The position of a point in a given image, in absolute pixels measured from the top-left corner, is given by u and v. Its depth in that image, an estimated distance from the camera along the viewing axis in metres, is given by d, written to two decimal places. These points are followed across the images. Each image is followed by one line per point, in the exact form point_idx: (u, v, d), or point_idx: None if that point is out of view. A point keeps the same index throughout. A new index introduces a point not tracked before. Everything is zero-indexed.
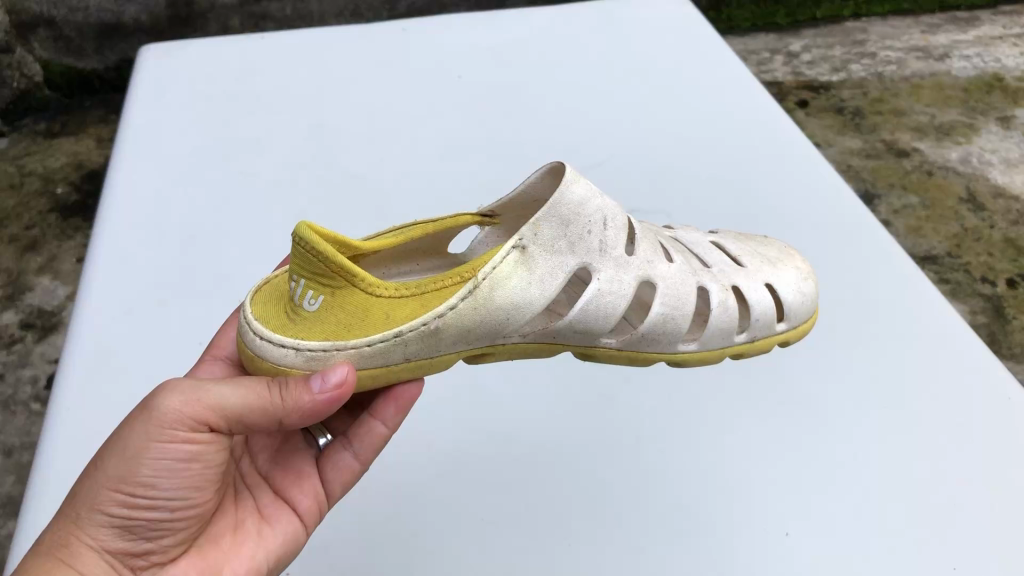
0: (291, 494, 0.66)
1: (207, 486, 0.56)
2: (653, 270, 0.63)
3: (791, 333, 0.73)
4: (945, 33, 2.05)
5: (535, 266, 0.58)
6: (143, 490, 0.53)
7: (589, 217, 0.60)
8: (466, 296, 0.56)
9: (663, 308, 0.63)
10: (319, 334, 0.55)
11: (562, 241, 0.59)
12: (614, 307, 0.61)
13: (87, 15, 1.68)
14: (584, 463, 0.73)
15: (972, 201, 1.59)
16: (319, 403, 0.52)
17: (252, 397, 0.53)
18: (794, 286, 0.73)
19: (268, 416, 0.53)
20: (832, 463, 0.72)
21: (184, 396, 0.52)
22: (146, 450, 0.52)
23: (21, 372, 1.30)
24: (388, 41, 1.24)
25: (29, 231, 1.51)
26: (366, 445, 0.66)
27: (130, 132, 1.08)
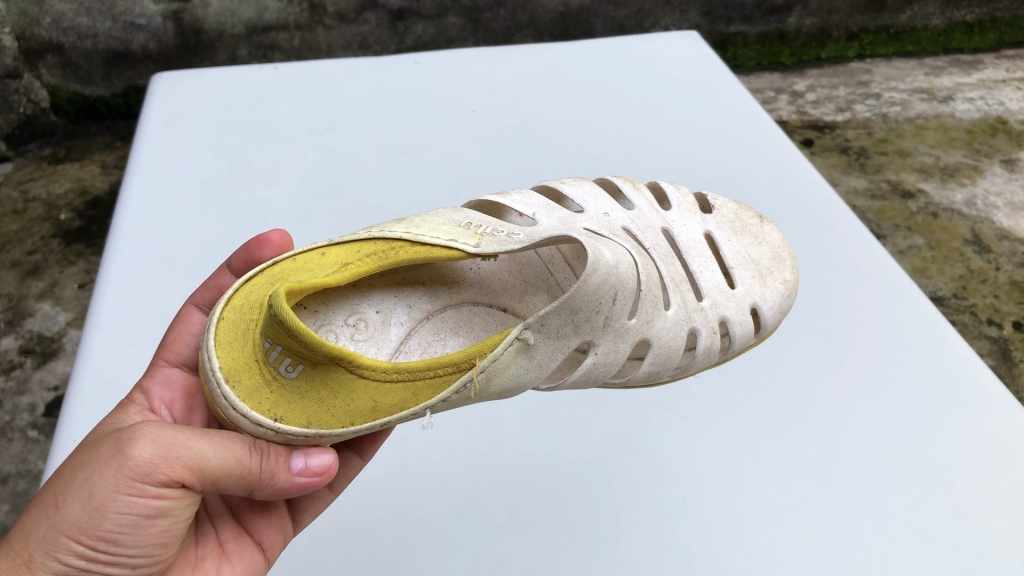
0: (255, 527, 0.65)
1: (172, 540, 0.55)
2: (649, 329, 0.67)
3: (757, 342, 0.79)
4: (949, 76, 2.05)
5: (536, 353, 0.59)
6: (104, 544, 0.51)
7: (600, 300, 0.59)
8: (461, 389, 0.56)
9: (651, 367, 0.69)
10: (299, 412, 0.54)
11: (567, 327, 0.59)
12: (601, 372, 0.65)
13: (95, 42, 1.68)
14: (601, 508, 0.72)
15: (978, 243, 1.59)
16: (294, 484, 0.55)
17: (230, 461, 0.52)
18: (776, 305, 0.76)
19: (242, 481, 0.53)
20: (853, 511, 0.71)
21: (161, 451, 0.51)
22: (114, 504, 0.50)
23: (20, 399, 1.28)
24: (400, 73, 1.24)
25: (31, 256, 1.50)
26: (342, 478, 0.70)
27: (139, 161, 1.07)
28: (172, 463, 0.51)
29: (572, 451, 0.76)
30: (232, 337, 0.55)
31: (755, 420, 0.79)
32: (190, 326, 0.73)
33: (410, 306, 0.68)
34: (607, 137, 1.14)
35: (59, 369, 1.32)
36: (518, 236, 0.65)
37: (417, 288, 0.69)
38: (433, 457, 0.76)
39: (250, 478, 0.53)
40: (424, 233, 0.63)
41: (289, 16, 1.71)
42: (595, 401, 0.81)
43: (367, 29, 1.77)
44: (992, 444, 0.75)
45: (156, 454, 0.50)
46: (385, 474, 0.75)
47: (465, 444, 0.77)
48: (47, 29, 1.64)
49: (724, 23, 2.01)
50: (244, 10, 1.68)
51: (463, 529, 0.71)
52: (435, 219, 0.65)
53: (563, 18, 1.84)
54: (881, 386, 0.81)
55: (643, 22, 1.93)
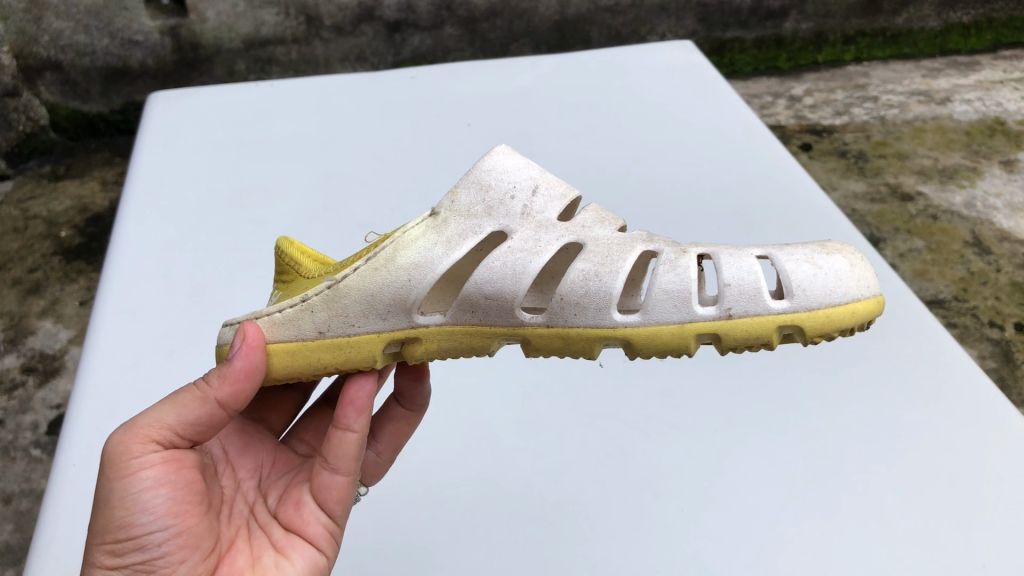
0: (298, 522, 0.62)
1: (195, 508, 0.56)
2: (588, 234, 0.53)
3: (853, 314, 0.50)
4: (947, 77, 2.05)
5: (445, 229, 0.54)
6: (127, 530, 0.53)
7: (512, 184, 0.54)
8: (369, 258, 0.54)
9: (586, 266, 0.52)
10: None
11: (479, 207, 0.54)
12: (522, 266, 0.52)
13: (93, 59, 1.68)
14: (601, 524, 0.72)
15: (978, 245, 1.59)
16: (239, 367, 0.54)
17: (180, 397, 0.56)
18: (834, 271, 0.50)
19: (202, 405, 0.55)
20: (854, 523, 0.71)
21: (122, 429, 0.55)
22: (114, 489, 0.53)
23: (22, 418, 1.28)
24: (397, 87, 1.24)
25: (32, 274, 1.51)
26: (341, 459, 0.60)
27: (137, 179, 1.08)
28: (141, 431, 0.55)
29: (573, 465, 0.76)
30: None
31: (754, 432, 0.78)
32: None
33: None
34: (605, 149, 1.14)
35: (61, 387, 1.32)
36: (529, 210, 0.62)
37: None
38: (435, 474, 0.76)
39: (206, 392, 0.55)
40: None
41: (287, 30, 1.72)
42: (595, 415, 0.81)
43: (363, 42, 1.77)
44: (991, 456, 0.75)
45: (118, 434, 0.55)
46: (388, 492, 0.75)
47: (465, 461, 0.77)
48: (45, 47, 1.65)
49: (721, 28, 2.01)
50: (241, 25, 1.69)
51: (465, 547, 0.70)
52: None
53: (560, 27, 1.85)
54: (879, 396, 0.81)
55: (640, 29, 1.93)
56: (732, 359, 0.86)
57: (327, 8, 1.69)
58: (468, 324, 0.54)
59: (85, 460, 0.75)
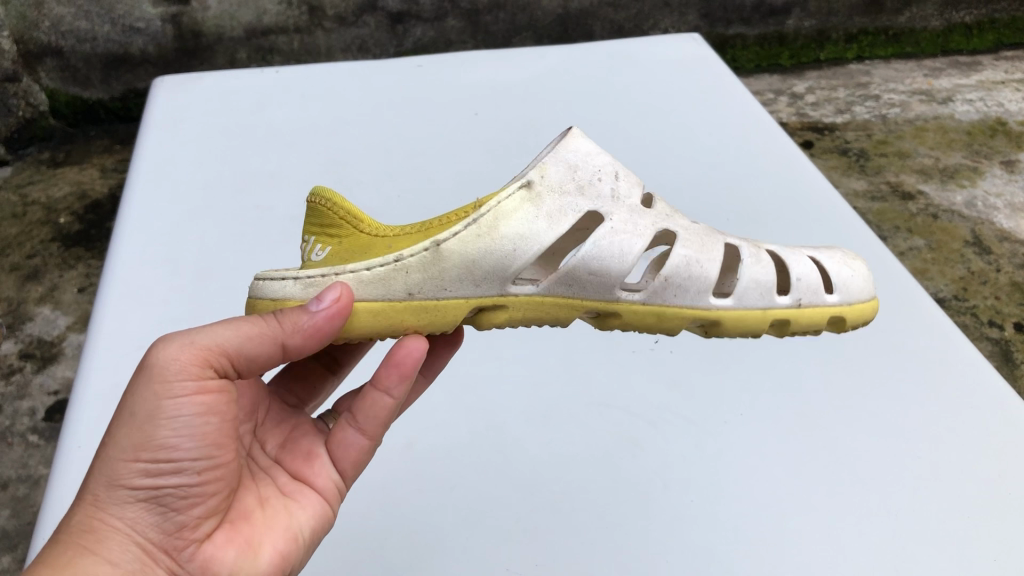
0: (308, 475, 0.62)
1: (227, 440, 0.53)
2: (671, 220, 0.58)
3: (848, 310, 0.63)
4: (948, 77, 2.05)
5: (543, 203, 0.54)
6: (164, 453, 0.50)
7: (596, 166, 0.56)
8: (468, 224, 0.53)
9: (685, 247, 0.57)
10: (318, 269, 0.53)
11: (571, 183, 0.55)
12: (629, 246, 0.55)
13: (94, 45, 1.67)
14: (610, 514, 0.72)
15: (978, 244, 1.59)
16: (319, 321, 0.49)
17: (244, 322, 0.52)
18: (839, 257, 0.65)
19: (269, 341, 0.51)
20: (861, 514, 0.71)
21: (180, 343, 0.50)
22: (157, 410, 0.50)
23: (20, 403, 1.27)
24: (403, 75, 1.24)
25: (30, 260, 1.50)
26: (371, 420, 0.62)
27: (141, 165, 1.07)
28: (197, 355, 0.51)
29: (580, 457, 0.76)
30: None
31: (763, 425, 0.78)
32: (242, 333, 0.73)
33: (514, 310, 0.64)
34: (611, 140, 1.13)
35: (59, 373, 1.31)
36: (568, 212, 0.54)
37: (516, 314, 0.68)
38: (440, 463, 0.76)
39: (279, 331, 0.51)
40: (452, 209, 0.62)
41: (289, 19, 1.71)
42: (602, 406, 0.81)
43: (366, 32, 1.76)
44: (994, 452, 0.76)
45: (175, 347, 0.50)
46: (398, 479, 0.75)
47: (473, 451, 0.77)
48: (46, 33, 1.64)
49: (723, 25, 2.00)
50: (243, 13, 1.68)
51: (472, 534, 0.71)
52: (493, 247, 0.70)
53: (562, 21, 1.84)
54: (885, 390, 0.81)
55: (642, 24, 1.93)
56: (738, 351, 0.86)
57: None
58: (563, 297, 0.56)
59: (91, 443, 0.75)
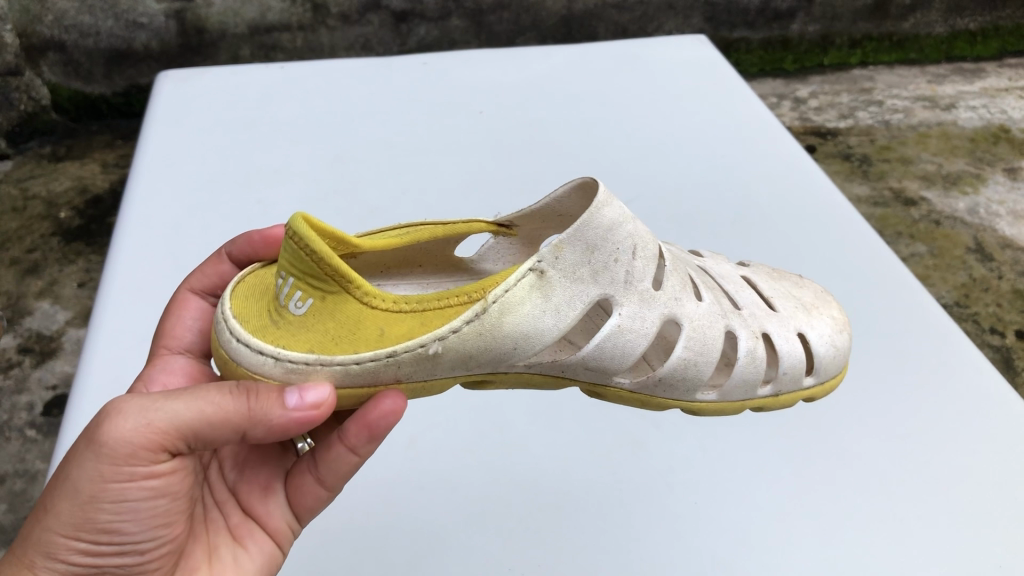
0: (259, 513, 0.67)
1: (171, 502, 0.57)
2: (680, 308, 0.63)
3: (816, 390, 0.73)
4: (952, 84, 2.05)
5: (552, 293, 0.58)
6: (105, 531, 0.54)
7: (616, 245, 0.60)
8: (471, 320, 0.55)
9: (684, 352, 0.63)
10: (303, 345, 0.54)
11: (584, 269, 0.59)
12: (633, 346, 0.61)
13: (97, 40, 1.67)
14: (613, 515, 0.72)
15: (980, 251, 1.59)
16: (291, 420, 0.52)
17: (204, 403, 0.52)
18: (826, 334, 0.72)
19: (231, 428, 0.52)
20: (866, 516, 0.71)
21: (135, 424, 0.51)
22: (103, 494, 0.53)
23: (18, 398, 1.27)
24: (408, 74, 1.24)
25: (31, 254, 1.49)
26: (330, 474, 0.65)
27: (144, 159, 1.07)
28: (151, 437, 0.52)
29: (584, 457, 0.76)
30: (248, 292, 0.60)
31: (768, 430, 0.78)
32: (189, 311, 0.76)
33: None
34: (616, 141, 1.13)
35: (58, 368, 1.30)
36: (575, 307, 0.58)
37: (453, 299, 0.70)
38: (444, 465, 0.76)
39: (241, 422, 0.52)
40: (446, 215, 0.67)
41: (293, 17, 1.71)
42: (605, 408, 0.81)
43: (369, 31, 1.76)
44: (1002, 454, 0.75)
45: (131, 431, 0.51)
46: (401, 478, 0.75)
47: (476, 450, 0.77)
48: (49, 27, 1.64)
49: (727, 28, 2.00)
50: (246, 10, 1.68)
51: (474, 532, 0.71)
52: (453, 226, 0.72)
53: (566, 22, 1.84)
54: (890, 394, 0.81)
55: (646, 26, 1.92)
56: None
57: None
58: (551, 373, 0.62)
59: None
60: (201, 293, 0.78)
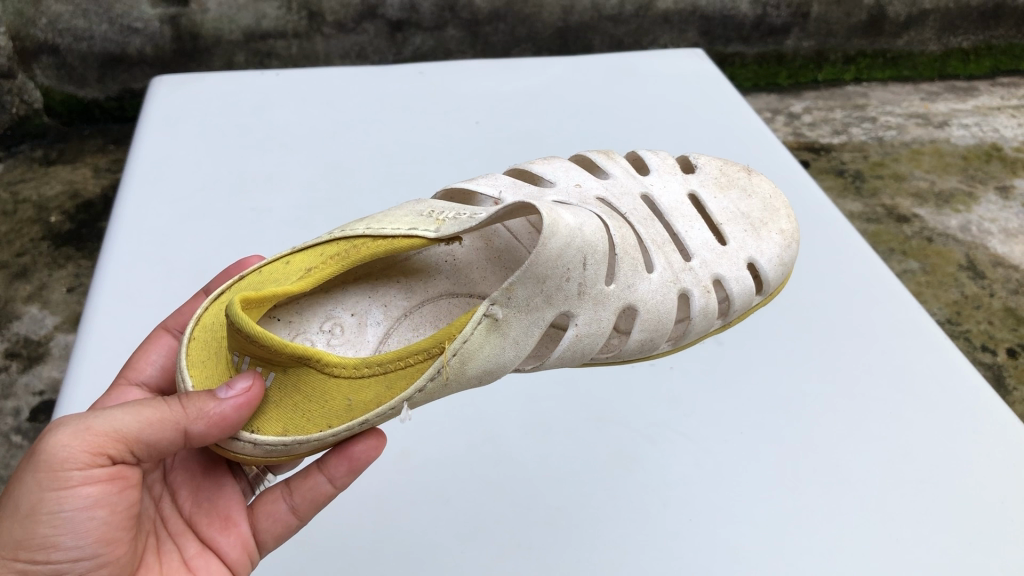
0: (217, 544, 0.67)
1: (116, 527, 0.58)
2: (633, 296, 0.70)
3: (762, 301, 0.83)
4: (945, 102, 2.06)
5: (508, 329, 0.62)
6: (46, 546, 0.55)
7: (565, 265, 0.63)
8: (432, 377, 0.60)
9: (641, 334, 0.72)
10: (276, 425, 0.58)
11: (537, 298, 0.63)
12: (594, 343, 0.68)
13: (91, 44, 1.66)
14: (609, 534, 0.71)
15: (972, 269, 1.59)
16: (228, 409, 0.54)
17: (141, 409, 0.56)
18: (774, 257, 0.81)
19: (169, 426, 0.55)
20: (861, 537, 0.70)
21: (74, 431, 0.55)
22: (41, 502, 0.55)
23: (4, 403, 1.25)
24: (404, 82, 1.23)
25: (20, 258, 1.48)
26: (305, 500, 0.69)
27: (137, 164, 1.06)
28: (92, 443, 0.55)
29: (578, 471, 0.76)
30: (203, 357, 0.59)
31: (764, 445, 0.77)
32: (159, 345, 0.75)
33: (386, 306, 0.72)
34: (612, 153, 1.13)
35: (45, 373, 1.29)
36: (535, 331, 0.64)
37: (393, 287, 0.74)
38: (438, 477, 0.75)
39: (179, 419, 0.55)
40: (384, 227, 0.66)
41: (288, 24, 1.70)
42: (600, 421, 0.80)
43: (365, 39, 1.76)
44: (997, 474, 0.75)
45: (70, 434, 0.55)
46: (392, 489, 0.75)
47: (469, 462, 0.76)
48: (43, 30, 1.62)
49: (722, 43, 2.00)
50: (242, 17, 1.67)
51: (467, 549, 0.70)
52: (399, 213, 0.68)
53: (562, 33, 1.83)
54: (885, 409, 0.80)
55: (642, 39, 1.92)
56: (739, 366, 0.86)
57: (329, 3, 1.68)
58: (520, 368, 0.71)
59: None
60: (175, 330, 0.76)
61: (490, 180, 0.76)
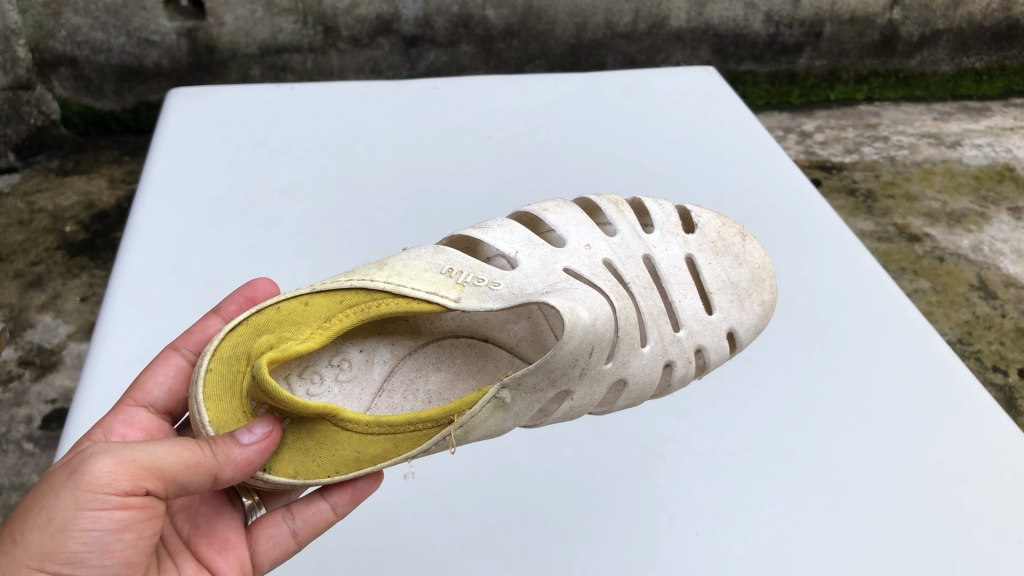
0: (217, 564, 0.67)
1: (133, 558, 0.58)
2: (625, 368, 0.74)
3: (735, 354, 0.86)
4: (957, 122, 2.06)
5: (513, 403, 0.66)
6: (68, 564, 0.54)
7: (576, 353, 0.66)
8: (436, 441, 0.64)
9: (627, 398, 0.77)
10: (286, 468, 0.61)
11: (545, 379, 0.66)
12: (582, 405, 0.73)
13: (108, 56, 1.68)
14: (615, 548, 0.71)
15: (983, 289, 1.59)
16: (251, 454, 0.58)
17: (184, 448, 0.56)
18: (750, 328, 0.82)
19: (206, 469, 0.56)
20: (867, 555, 0.70)
21: (120, 459, 0.54)
22: (74, 523, 0.53)
23: (16, 411, 1.26)
24: (418, 97, 1.24)
25: (35, 267, 1.50)
26: (307, 524, 0.69)
27: (152, 176, 1.07)
28: (133, 474, 0.54)
29: (584, 486, 0.76)
30: (218, 390, 0.59)
31: (772, 463, 0.77)
32: (167, 365, 0.75)
33: (393, 344, 0.74)
34: (623, 169, 1.13)
35: (57, 382, 1.30)
36: (537, 399, 0.68)
37: (401, 324, 0.74)
38: (450, 489, 0.76)
39: (218, 467, 0.56)
40: (406, 284, 0.66)
41: (303, 39, 1.72)
42: (608, 435, 0.81)
43: (379, 54, 1.77)
44: (1003, 494, 0.75)
45: (116, 462, 0.54)
46: (398, 501, 0.75)
47: (476, 475, 0.77)
48: (61, 42, 1.64)
49: (735, 61, 2.01)
50: (258, 31, 1.69)
51: (472, 560, 0.71)
52: (417, 265, 0.69)
53: (575, 50, 1.85)
54: (892, 428, 0.80)
55: (654, 57, 1.93)
56: (747, 382, 0.86)
57: (345, 19, 1.70)
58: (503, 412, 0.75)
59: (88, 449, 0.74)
60: (185, 350, 0.76)
61: (506, 226, 0.75)
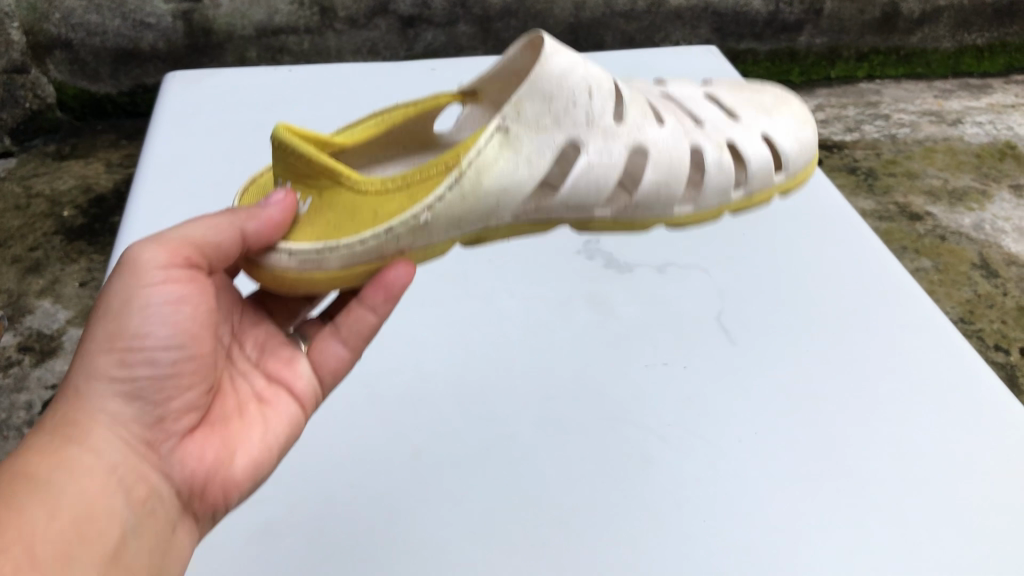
0: (285, 375, 0.70)
1: (205, 342, 0.62)
2: (644, 136, 0.69)
3: (787, 185, 0.81)
4: (958, 99, 2.05)
5: (520, 145, 0.64)
6: (139, 338, 0.59)
7: (571, 89, 0.66)
8: (452, 186, 0.61)
9: (653, 179, 0.69)
10: (309, 236, 0.61)
11: (546, 117, 0.65)
12: (606, 179, 0.67)
13: (104, 39, 1.67)
14: (622, 534, 0.70)
15: (985, 267, 1.58)
16: (274, 210, 0.60)
17: (206, 216, 0.62)
18: (790, 134, 0.80)
19: (230, 227, 0.60)
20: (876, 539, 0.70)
21: (153, 242, 0.61)
22: (134, 303, 0.59)
23: (17, 396, 1.26)
24: (416, 79, 1.23)
25: (32, 252, 1.49)
26: (355, 330, 0.70)
27: (148, 161, 1.06)
28: (171, 245, 0.61)
29: (589, 472, 0.75)
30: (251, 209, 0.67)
31: (778, 448, 0.77)
32: None
33: None
34: None
35: (57, 367, 1.30)
36: (549, 123, 0.65)
37: None
38: (451, 479, 0.74)
39: (237, 219, 0.60)
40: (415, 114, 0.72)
41: (300, 20, 1.70)
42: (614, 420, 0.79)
43: (376, 35, 1.76)
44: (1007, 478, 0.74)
45: (151, 246, 0.61)
46: (401, 485, 0.74)
47: (482, 461, 0.76)
48: (56, 25, 1.63)
49: (735, 39, 1.99)
50: (253, 12, 1.67)
51: (477, 547, 0.69)
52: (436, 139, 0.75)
53: (574, 29, 1.83)
54: (893, 412, 0.80)
55: (654, 36, 1.92)
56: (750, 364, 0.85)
57: None
58: (530, 229, 0.69)
59: None
60: None
61: None
